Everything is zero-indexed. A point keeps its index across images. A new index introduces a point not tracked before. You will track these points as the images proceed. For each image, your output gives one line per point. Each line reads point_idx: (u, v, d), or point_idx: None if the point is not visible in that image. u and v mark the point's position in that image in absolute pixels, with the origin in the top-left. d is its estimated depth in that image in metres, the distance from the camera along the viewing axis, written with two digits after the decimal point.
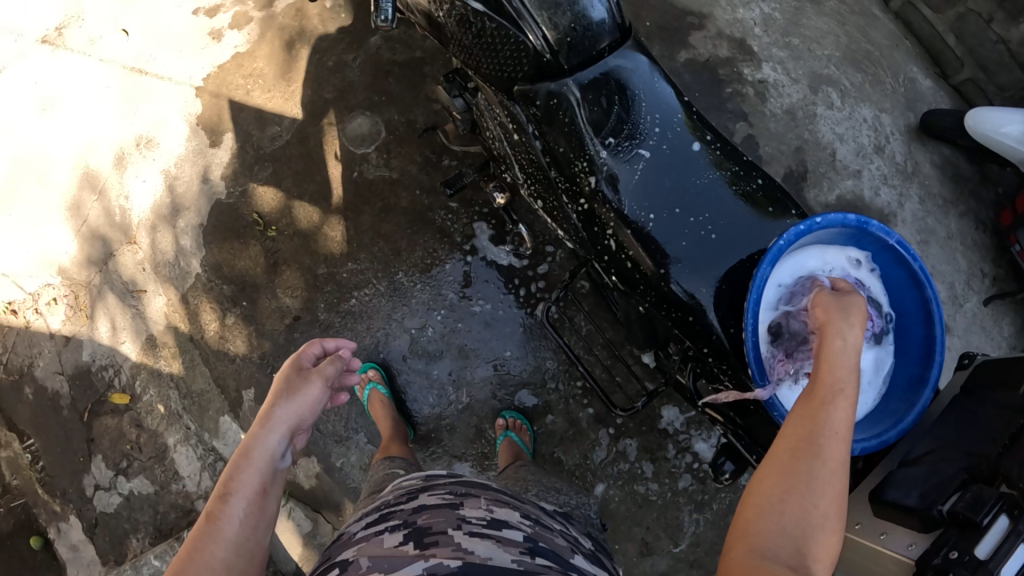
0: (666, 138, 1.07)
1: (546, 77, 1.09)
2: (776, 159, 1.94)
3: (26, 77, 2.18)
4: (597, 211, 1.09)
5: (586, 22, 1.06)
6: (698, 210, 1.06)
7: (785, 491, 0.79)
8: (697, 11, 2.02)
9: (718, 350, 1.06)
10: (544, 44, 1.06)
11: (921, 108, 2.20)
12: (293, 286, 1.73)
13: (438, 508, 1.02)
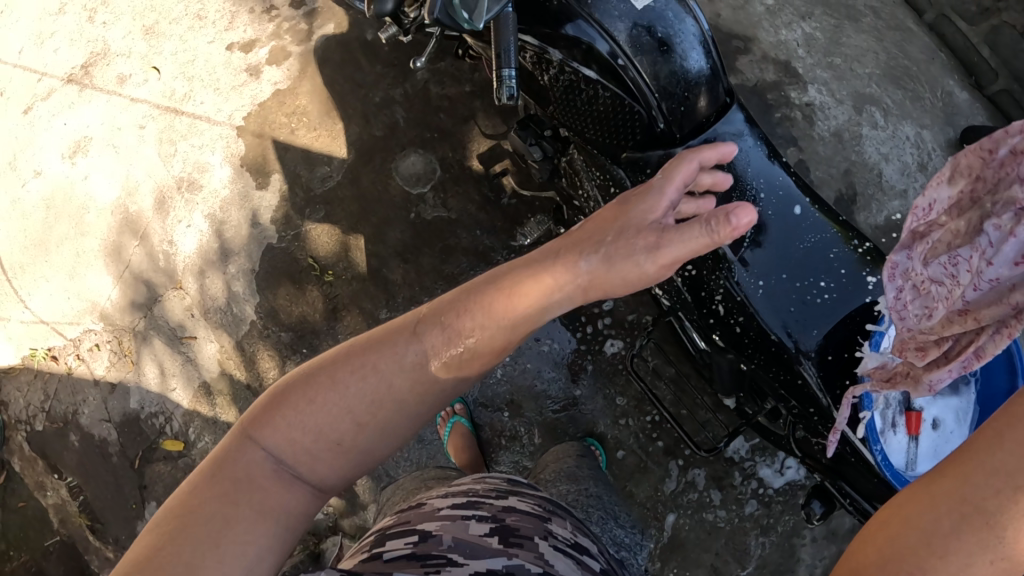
0: (774, 202, 1.12)
1: (656, 144, 1.15)
2: (827, 184, 1.96)
3: (56, 119, 2.14)
4: (706, 277, 1.13)
5: (698, 92, 1.11)
6: (806, 271, 1.11)
7: (927, 556, 0.59)
8: (743, 36, 2.05)
9: (825, 412, 1.09)
10: (657, 112, 1.11)
11: (960, 122, 2.11)
12: (356, 330, 1.72)
13: (530, 515, 0.93)
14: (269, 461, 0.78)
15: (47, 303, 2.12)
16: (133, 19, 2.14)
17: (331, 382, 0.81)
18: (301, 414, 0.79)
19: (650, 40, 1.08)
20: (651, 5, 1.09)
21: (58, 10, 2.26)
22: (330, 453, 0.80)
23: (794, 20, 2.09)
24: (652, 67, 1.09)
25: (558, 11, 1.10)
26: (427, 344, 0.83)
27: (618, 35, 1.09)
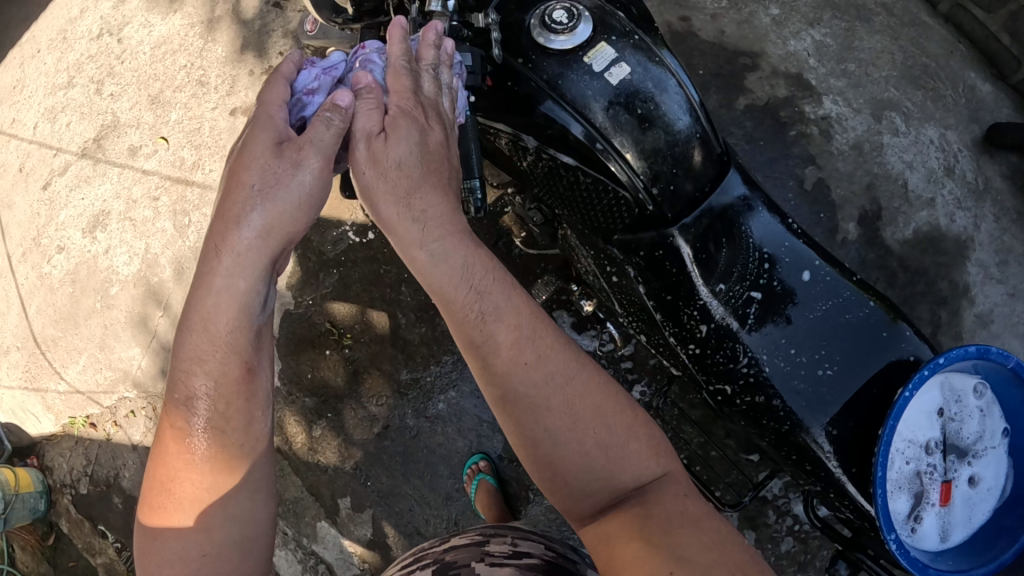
0: (779, 273, 1.17)
1: (648, 226, 1.17)
2: (848, 203, 1.90)
3: (75, 193, 2.19)
4: (710, 355, 1.20)
5: (686, 163, 1.12)
6: (813, 344, 1.16)
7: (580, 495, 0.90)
8: (750, 52, 1.97)
9: (837, 485, 1.16)
10: (644, 195, 1.12)
11: (985, 117, 1.99)
12: (378, 392, 1.72)
13: (465, 546, 1.08)
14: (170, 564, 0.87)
15: (81, 374, 2.16)
16: (138, 89, 2.18)
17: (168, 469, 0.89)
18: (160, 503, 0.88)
19: (630, 117, 1.09)
20: (628, 79, 1.09)
21: (66, 84, 2.33)
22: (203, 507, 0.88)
23: (802, 27, 2.00)
24: (634, 146, 1.09)
25: (531, 94, 1.10)
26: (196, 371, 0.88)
27: (593, 115, 1.09)
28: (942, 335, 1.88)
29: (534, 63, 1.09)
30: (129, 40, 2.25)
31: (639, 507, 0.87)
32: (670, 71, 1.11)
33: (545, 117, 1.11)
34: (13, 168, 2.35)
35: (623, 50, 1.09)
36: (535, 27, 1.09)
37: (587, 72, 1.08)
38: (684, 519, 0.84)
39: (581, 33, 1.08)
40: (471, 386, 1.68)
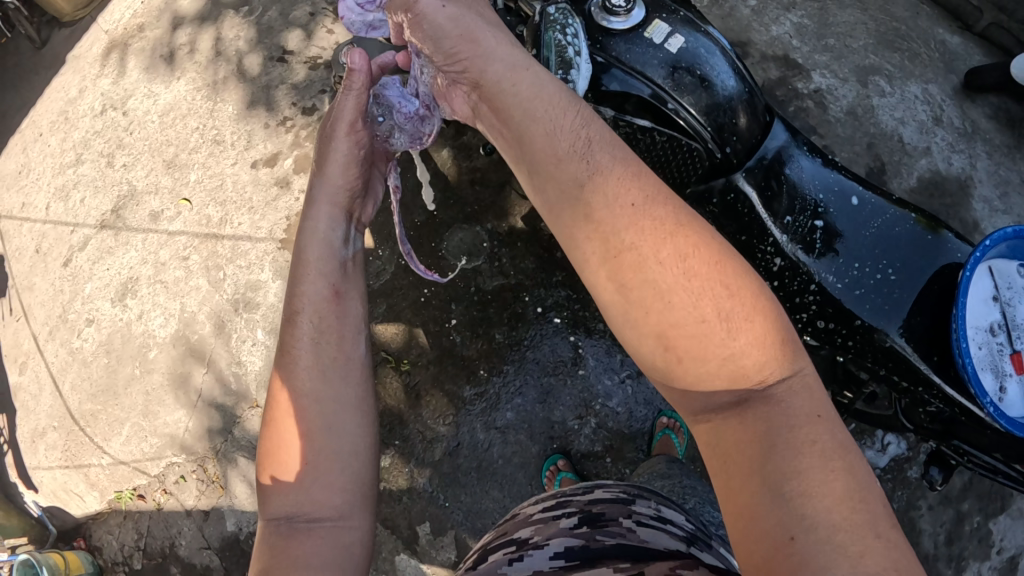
0: (836, 206, 1.24)
1: (718, 174, 1.25)
2: (855, 162, 2.01)
3: (99, 266, 2.18)
4: (790, 284, 1.25)
5: (744, 117, 1.20)
6: (879, 260, 1.21)
7: (692, 345, 0.74)
8: (738, 41, 2.10)
9: (915, 377, 1.19)
10: (713, 145, 1.19)
11: (960, 67, 2.22)
12: (442, 411, 1.72)
13: (612, 501, 1.01)
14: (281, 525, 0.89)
15: (125, 445, 2.10)
16: (151, 156, 2.21)
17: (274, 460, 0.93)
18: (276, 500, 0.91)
19: (693, 78, 1.15)
20: (685, 48, 1.15)
21: (75, 161, 2.36)
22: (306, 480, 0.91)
23: (780, 14, 2.17)
24: (697, 103, 1.15)
25: (601, 71, 1.17)
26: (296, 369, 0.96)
27: (655, 78, 1.15)
28: None
29: (601, 43, 1.16)
30: (135, 112, 2.30)
31: (759, 407, 0.73)
32: (717, 38, 1.19)
33: (618, 87, 1.17)
34: (30, 250, 2.35)
35: (674, 24, 1.17)
36: (596, 13, 1.18)
37: (648, 45, 1.15)
38: (796, 442, 0.70)
39: (638, 15, 1.16)
40: (537, 390, 1.69)
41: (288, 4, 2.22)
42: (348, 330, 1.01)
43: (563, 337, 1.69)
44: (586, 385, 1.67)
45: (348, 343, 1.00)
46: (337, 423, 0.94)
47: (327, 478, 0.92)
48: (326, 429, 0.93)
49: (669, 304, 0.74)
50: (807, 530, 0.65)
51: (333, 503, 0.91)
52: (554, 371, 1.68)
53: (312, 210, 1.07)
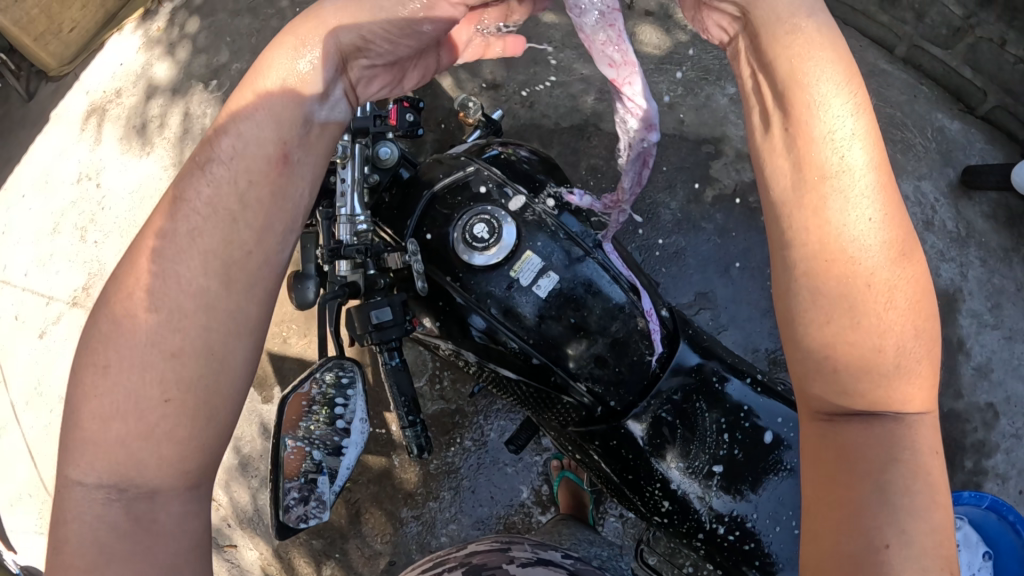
0: (738, 441, 1.17)
1: (599, 420, 1.19)
2: None
3: (68, 345, 2.19)
4: (681, 525, 1.20)
5: (625, 363, 1.15)
6: (780, 507, 1.15)
7: (854, 373, 0.79)
8: (712, 138, 1.97)
9: None
10: (589, 398, 1.17)
11: (959, 157, 2.22)
12: (381, 529, 1.73)
13: (489, 551, 1.14)
14: (92, 487, 0.81)
15: None
16: (121, 237, 2.14)
17: (94, 374, 0.81)
18: (90, 435, 0.81)
19: (562, 326, 1.14)
20: (554, 288, 1.14)
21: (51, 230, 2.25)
22: (157, 423, 0.81)
23: None
24: (571, 352, 1.15)
25: (463, 314, 1.16)
26: (196, 255, 0.82)
27: (518, 328, 1.14)
28: (945, 396, 2.06)
29: (462, 281, 1.14)
30: (111, 190, 2.17)
31: (894, 426, 0.78)
32: (594, 270, 1.15)
33: (485, 335, 1.16)
34: (7, 315, 2.30)
35: (547, 257, 1.15)
36: (459, 245, 1.13)
37: (516, 287, 1.14)
38: (917, 470, 0.77)
39: (507, 244, 1.12)
40: (473, 519, 1.69)
41: None
42: (278, 221, 0.86)
43: (500, 470, 1.70)
44: (524, 516, 1.69)
45: (254, 264, 0.84)
46: (212, 362, 0.82)
47: (177, 437, 0.81)
48: (194, 364, 0.81)
49: (853, 322, 0.78)
50: (901, 542, 0.73)
51: (158, 463, 0.81)
52: (493, 504, 1.70)
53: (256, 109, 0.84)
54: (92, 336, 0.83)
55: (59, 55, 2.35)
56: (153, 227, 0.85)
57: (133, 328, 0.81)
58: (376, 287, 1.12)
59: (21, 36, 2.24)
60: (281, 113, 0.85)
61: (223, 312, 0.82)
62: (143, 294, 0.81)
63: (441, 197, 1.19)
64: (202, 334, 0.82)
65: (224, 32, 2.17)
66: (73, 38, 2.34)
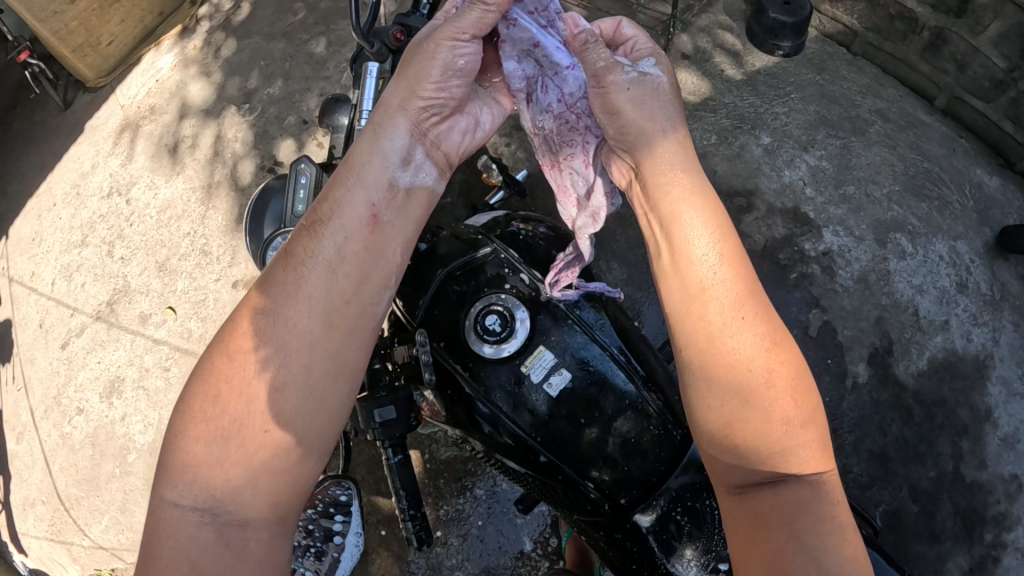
0: None
1: (604, 514, 1.16)
2: (859, 342, 1.98)
3: (89, 357, 2.21)
4: None
5: (634, 462, 1.13)
6: None
7: (750, 444, 0.95)
8: (744, 190, 2.05)
9: None
10: (597, 495, 1.14)
11: (996, 216, 2.13)
12: (384, 571, 1.72)
13: None
14: (189, 509, 0.91)
15: (103, 532, 2.17)
16: (146, 255, 2.16)
17: (209, 405, 0.93)
18: (193, 460, 0.92)
19: (570, 428, 1.14)
20: (564, 388, 1.15)
21: (80, 242, 2.27)
22: (260, 448, 0.91)
23: (797, 154, 2.10)
24: (576, 449, 1.14)
25: (470, 402, 1.18)
26: (304, 304, 0.93)
27: (523, 422, 1.15)
28: (969, 466, 1.95)
29: (472, 373, 1.17)
30: (136, 203, 2.20)
31: (798, 487, 0.95)
32: (608, 369, 1.15)
33: (489, 424, 1.17)
34: (34, 322, 2.34)
35: (561, 353, 1.16)
36: (471, 338, 1.17)
37: (526, 381, 1.16)
38: (822, 513, 0.94)
39: (520, 338, 1.16)
40: (479, 567, 1.68)
41: (284, 106, 2.12)
42: (374, 278, 0.96)
43: (510, 521, 1.69)
44: (529, 567, 1.67)
45: (353, 312, 0.95)
46: (311, 402, 0.92)
47: (274, 469, 0.92)
48: (296, 403, 0.91)
49: (741, 404, 0.95)
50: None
51: (250, 492, 0.91)
52: (499, 555, 1.68)
53: (350, 180, 0.98)
54: (210, 369, 0.95)
55: (96, 67, 2.36)
56: (267, 274, 0.97)
57: (243, 365, 0.93)
58: (378, 384, 1.08)
59: (61, 48, 2.26)
60: (374, 181, 0.98)
61: (323, 354, 0.93)
62: (258, 334, 0.93)
63: (458, 280, 1.23)
64: (304, 378, 0.92)
65: (259, 56, 2.19)
66: (111, 51, 2.36)
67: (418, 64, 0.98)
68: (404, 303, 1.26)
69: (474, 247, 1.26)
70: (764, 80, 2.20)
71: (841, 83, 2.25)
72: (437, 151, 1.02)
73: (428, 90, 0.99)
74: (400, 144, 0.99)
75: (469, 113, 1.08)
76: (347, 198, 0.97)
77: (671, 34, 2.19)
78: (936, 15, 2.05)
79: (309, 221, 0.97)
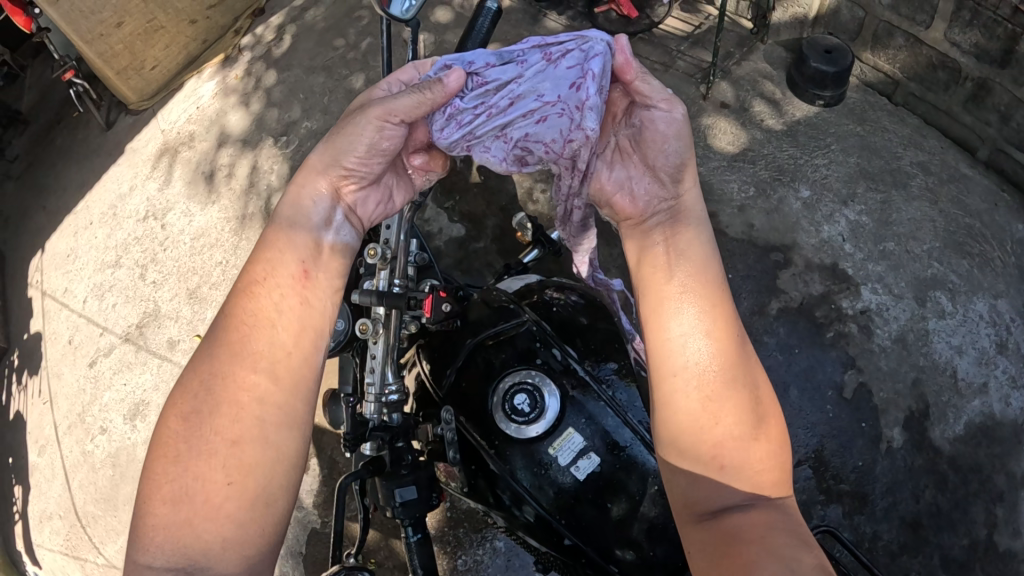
0: None
1: None
2: (894, 404, 1.90)
3: (116, 377, 2.22)
4: None
5: (660, 548, 1.10)
6: None
7: (722, 457, 0.93)
8: (781, 246, 2.03)
9: None
10: None
11: None
12: None
13: None
14: (161, 570, 0.85)
15: (117, 553, 2.16)
16: (177, 281, 2.18)
17: (165, 465, 0.89)
18: (159, 521, 0.86)
19: (597, 511, 1.12)
20: (592, 472, 1.13)
21: (114, 262, 2.30)
22: (224, 502, 0.86)
23: (835, 209, 2.07)
24: (600, 532, 1.12)
25: (494, 477, 1.18)
26: (245, 355, 0.94)
27: (545, 500, 1.13)
28: (1001, 538, 1.80)
29: (498, 450, 1.16)
30: (171, 228, 2.23)
31: (767, 505, 0.91)
32: (638, 453, 1.13)
33: (510, 498, 1.17)
34: (64, 338, 2.37)
35: (591, 436, 1.14)
36: (499, 417, 1.16)
37: (553, 462, 1.14)
38: (788, 530, 0.88)
39: (549, 419, 1.14)
40: None
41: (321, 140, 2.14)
42: (310, 326, 0.98)
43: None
44: None
45: (296, 359, 0.96)
46: (266, 450, 0.90)
47: (240, 520, 0.86)
48: (252, 451, 0.89)
49: (718, 411, 0.94)
50: None
51: (218, 549, 0.85)
52: None
53: (280, 234, 1.02)
54: (164, 430, 0.91)
55: (139, 90, 2.41)
56: (209, 335, 0.98)
57: (196, 421, 0.90)
58: (401, 463, 1.07)
59: (105, 70, 2.30)
60: (305, 242, 1.02)
61: (275, 398, 0.92)
62: (206, 391, 0.92)
63: (490, 352, 1.21)
64: (258, 425, 0.90)
65: (299, 89, 2.22)
66: (154, 76, 2.41)
67: (344, 135, 1.03)
68: (426, 377, 1.25)
69: (506, 317, 1.24)
70: (805, 130, 2.17)
71: (883, 134, 2.19)
72: (355, 218, 1.08)
73: (348, 156, 1.04)
74: (324, 203, 1.05)
75: (383, 186, 1.12)
76: (278, 258, 1.00)
77: (711, 82, 2.18)
78: (979, 65, 1.98)
79: (245, 285, 0.99)
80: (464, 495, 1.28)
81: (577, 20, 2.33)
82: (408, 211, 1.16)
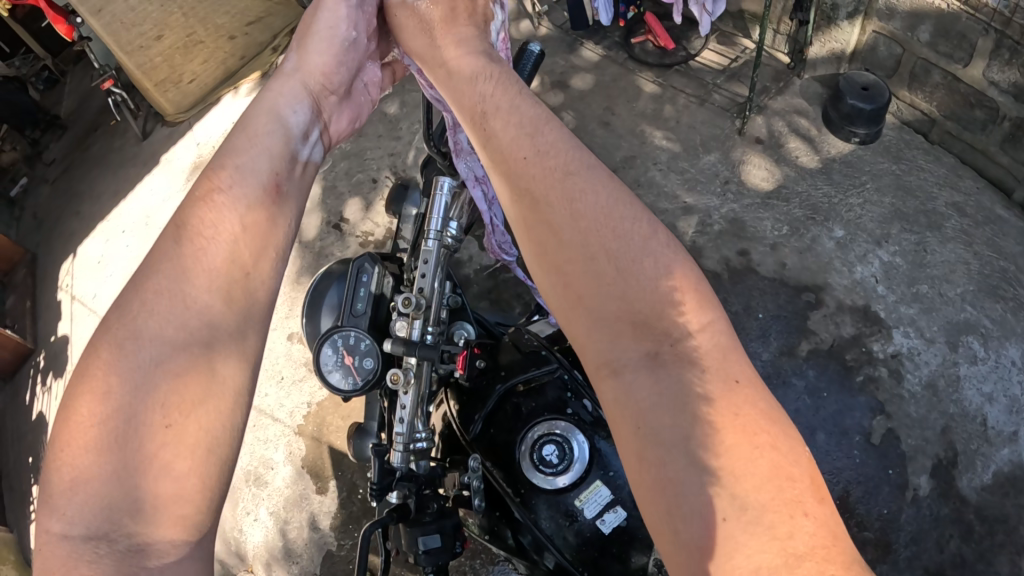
0: None
1: None
2: (922, 451, 1.85)
3: None
4: None
5: None
6: None
7: None
8: (812, 285, 2.02)
9: None
10: None
11: None
12: None
13: None
14: (79, 538, 0.65)
15: None
16: None
17: (91, 401, 0.70)
18: (74, 474, 0.68)
19: (621, 566, 1.11)
20: (618, 526, 1.12)
21: None
22: (159, 449, 0.69)
23: (869, 250, 2.05)
24: None
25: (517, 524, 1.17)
26: (197, 275, 0.78)
27: (568, 552, 1.13)
28: None
29: (522, 498, 1.15)
30: None
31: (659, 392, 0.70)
32: None
33: (532, 546, 1.17)
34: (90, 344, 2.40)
35: (617, 489, 1.13)
36: (526, 465, 1.16)
37: (579, 514, 1.13)
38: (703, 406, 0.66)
39: (576, 470, 1.14)
40: None
41: (354, 163, 2.19)
42: (272, 241, 0.84)
43: None
44: None
45: (254, 281, 0.81)
46: (211, 385, 0.73)
47: (175, 470, 0.69)
48: (197, 385, 0.72)
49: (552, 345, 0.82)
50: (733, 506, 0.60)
51: (149, 505, 0.67)
52: None
53: (244, 142, 0.90)
54: (92, 360, 0.73)
55: (176, 103, 2.45)
56: (156, 250, 0.80)
57: (129, 353, 0.72)
58: (425, 510, 1.10)
59: (144, 81, 2.36)
60: (275, 149, 0.91)
61: (224, 329, 0.76)
62: (149, 315, 0.75)
63: (519, 399, 1.23)
64: (204, 357, 0.74)
65: None
66: (191, 89, 2.45)
67: (316, 40, 1.07)
68: (455, 422, 1.27)
69: (537, 363, 1.26)
70: (840, 168, 2.16)
71: (918, 174, 2.16)
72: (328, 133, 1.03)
73: (339, 80, 1.08)
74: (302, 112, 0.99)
75: (347, 108, 1.10)
76: (245, 162, 0.87)
77: (747, 117, 2.20)
78: (1018, 105, 1.94)
79: (202, 192, 0.85)
80: (484, 540, 1.26)
81: (613, 50, 2.40)
82: (440, 255, 1.13)
